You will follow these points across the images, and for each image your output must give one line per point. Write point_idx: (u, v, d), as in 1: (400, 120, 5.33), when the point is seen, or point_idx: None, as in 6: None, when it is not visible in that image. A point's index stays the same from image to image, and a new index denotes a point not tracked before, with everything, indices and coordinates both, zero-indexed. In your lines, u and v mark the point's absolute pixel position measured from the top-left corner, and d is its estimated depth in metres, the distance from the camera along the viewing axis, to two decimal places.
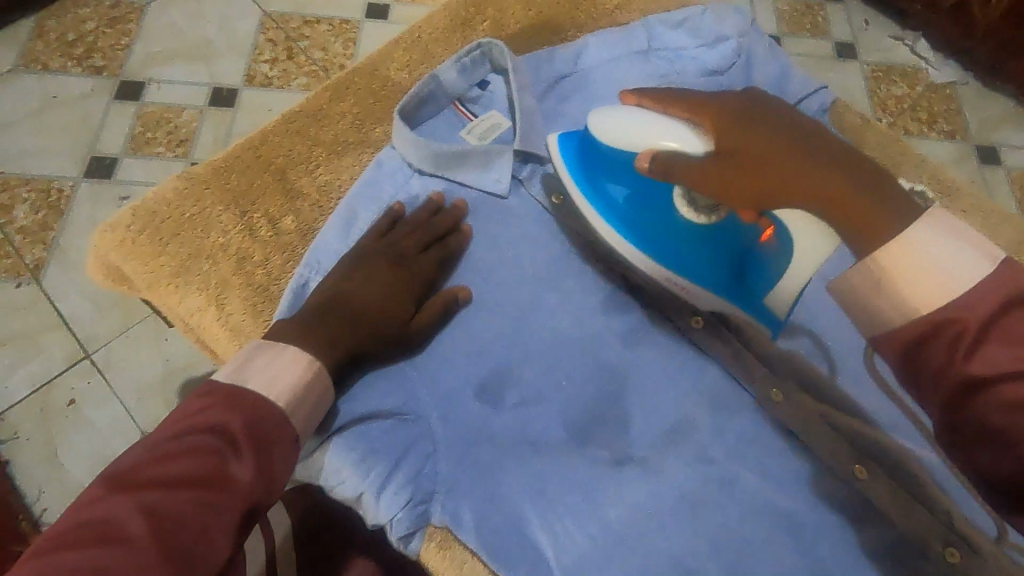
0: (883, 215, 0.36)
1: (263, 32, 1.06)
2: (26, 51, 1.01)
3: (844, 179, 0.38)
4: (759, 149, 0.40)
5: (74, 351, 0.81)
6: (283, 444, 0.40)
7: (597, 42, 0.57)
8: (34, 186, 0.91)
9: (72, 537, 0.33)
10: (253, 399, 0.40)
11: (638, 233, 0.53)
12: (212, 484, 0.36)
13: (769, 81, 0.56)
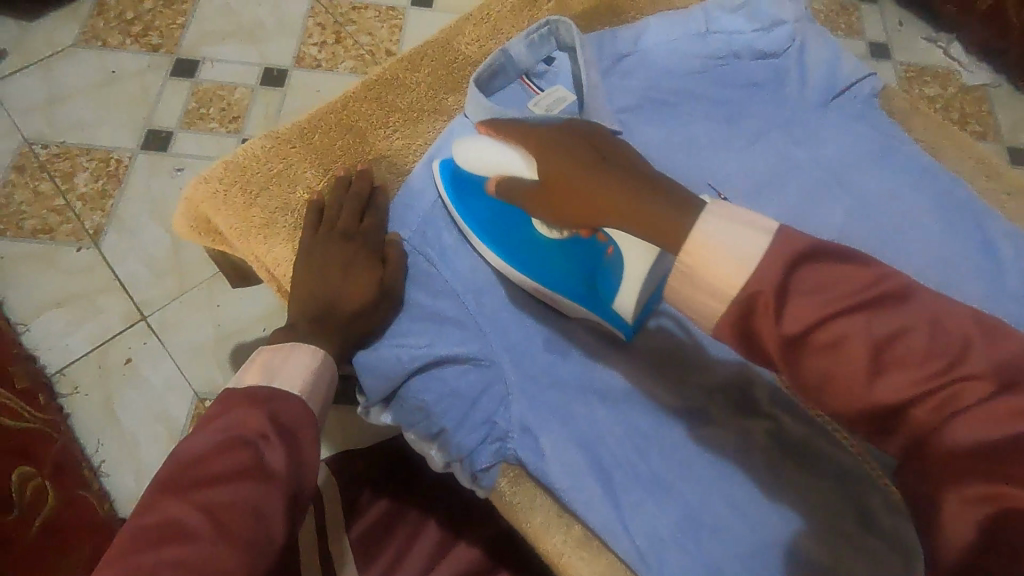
0: (656, 211, 0.34)
1: (312, 16, 1.09)
2: (87, 27, 1.04)
3: (601, 183, 0.36)
4: (568, 165, 0.39)
5: (130, 313, 0.85)
6: (308, 428, 0.41)
7: (656, 25, 0.59)
8: (94, 156, 0.94)
9: (134, 552, 0.32)
10: (272, 392, 0.41)
11: (499, 247, 0.49)
12: (254, 477, 0.36)
13: (822, 63, 0.57)
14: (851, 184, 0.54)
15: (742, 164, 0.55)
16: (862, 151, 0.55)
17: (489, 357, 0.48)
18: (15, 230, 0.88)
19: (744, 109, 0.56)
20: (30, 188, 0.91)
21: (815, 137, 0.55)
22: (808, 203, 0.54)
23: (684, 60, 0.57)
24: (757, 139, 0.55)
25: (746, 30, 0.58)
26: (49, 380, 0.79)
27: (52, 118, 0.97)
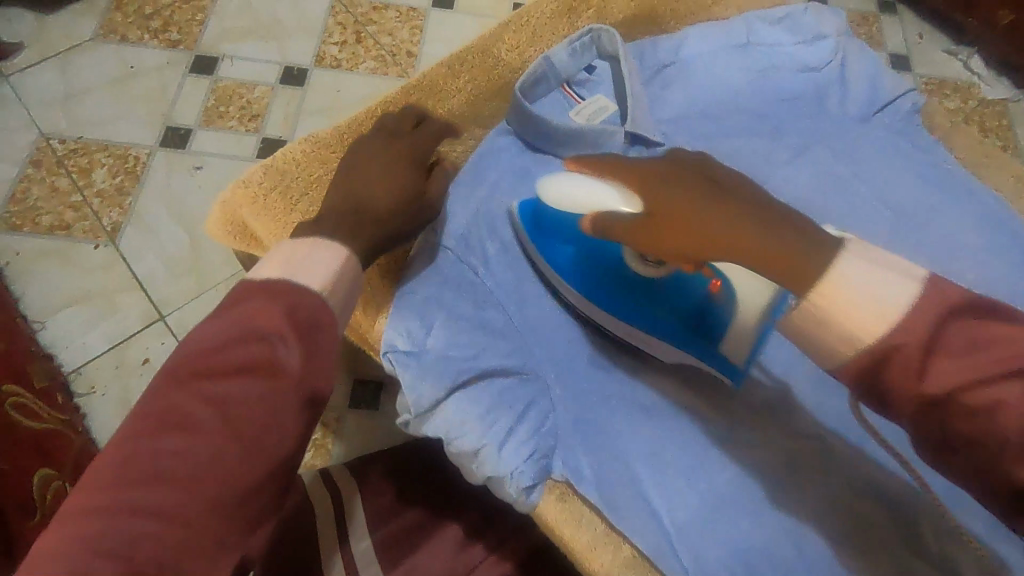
0: (800, 254, 0.36)
1: (333, 15, 1.09)
2: (106, 21, 1.03)
3: (724, 228, 0.38)
4: (674, 206, 0.40)
5: (149, 313, 0.84)
6: (330, 332, 0.40)
7: (698, 34, 0.58)
8: (112, 153, 0.93)
9: (150, 434, 0.35)
10: (289, 286, 0.39)
11: (592, 290, 0.52)
12: (264, 374, 0.37)
13: (864, 79, 0.57)
14: (895, 203, 0.53)
15: (786, 179, 0.54)
16: (904, 170, 0.54)
17: (531, 370, 0.50)
18: (31, 226, 0.87)
19: (784, 124, 0.56)
20: (47, 184, 0.90)
21: (857, 154, 0.55)
22: (852, 222, 0.53)
23: (725, 72, 0.57)
24: (799, 155, 0.55)
25: (788, 43, 0.57)
26: (66, 378, 0.78)
27: (69, 113, 0.96)
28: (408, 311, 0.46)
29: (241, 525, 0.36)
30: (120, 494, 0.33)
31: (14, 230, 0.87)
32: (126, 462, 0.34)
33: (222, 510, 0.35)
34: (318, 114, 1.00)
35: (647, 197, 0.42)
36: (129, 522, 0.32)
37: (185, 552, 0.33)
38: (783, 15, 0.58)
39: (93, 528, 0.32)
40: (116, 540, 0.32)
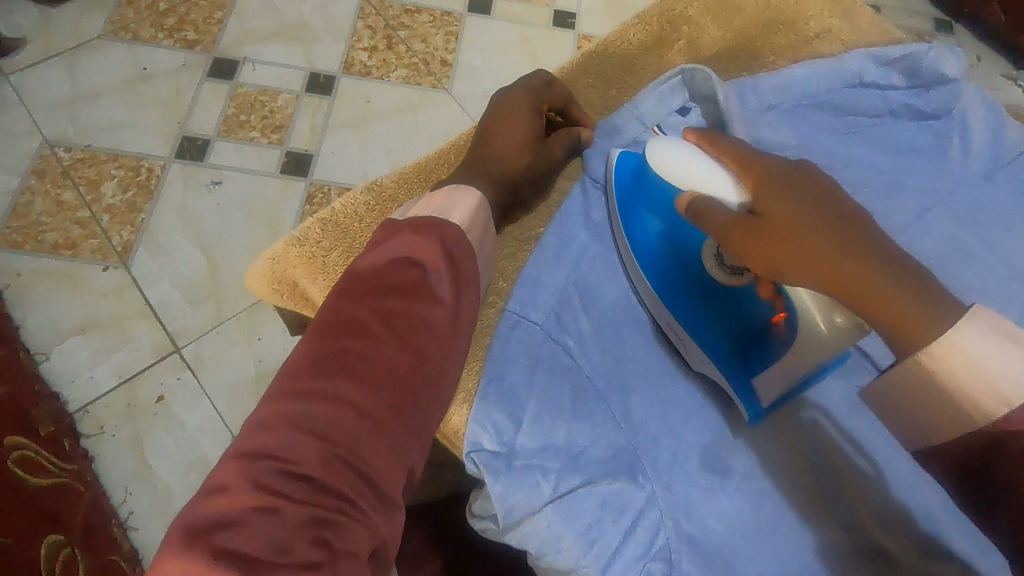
0: (906, 300, 0.35)
1: (362, 18, 1.01)
2: (116, 17, 0.95)
3: (859, 264, 0.36)
4: (826, 225, 0.38)
5: (163, 344, 0.77)
6: (441, 285, 0.41)
7: (806, 70, 0.51)
8: (123, 164, 0.86)
9: (326, 349, 0.36)
10: (432, 220, 0.43)
11: (659, 279, 0.52)
12: (424, 296, 0.40)
13: (985, 129, 0.51)
14: None
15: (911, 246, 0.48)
16: None
17: (640, 475, 0.47)
18: (34, 244, 0.80)
19: (905, 177, 0.50)
20: (51, 197, 0.83)
21: (987, 216, 0.49)
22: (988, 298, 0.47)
23: (832, 117, 0.51)
24: (922, 216, 0.49)
25: (900, 85, 0.52)
26: (73, 418, 0.72)
27: (76, 118, 0.88)
28: (501, 405, 0.46)
29: (382, 470, 0.34)
30: (256, 442, 0.33)
31: (15, 248, 0.79)
32: (262, 415, 0.34)
33: (359, 451, 0.34)
34: (347, 125, 0.93)
35: (782, 211, 0.40)
36: (274, 461, 0.32)
37: (332, 496, 0.32)
38: (904, 50, 0.51)
39: (245, 472, 0.32)
40: (265, 480, 0.31)
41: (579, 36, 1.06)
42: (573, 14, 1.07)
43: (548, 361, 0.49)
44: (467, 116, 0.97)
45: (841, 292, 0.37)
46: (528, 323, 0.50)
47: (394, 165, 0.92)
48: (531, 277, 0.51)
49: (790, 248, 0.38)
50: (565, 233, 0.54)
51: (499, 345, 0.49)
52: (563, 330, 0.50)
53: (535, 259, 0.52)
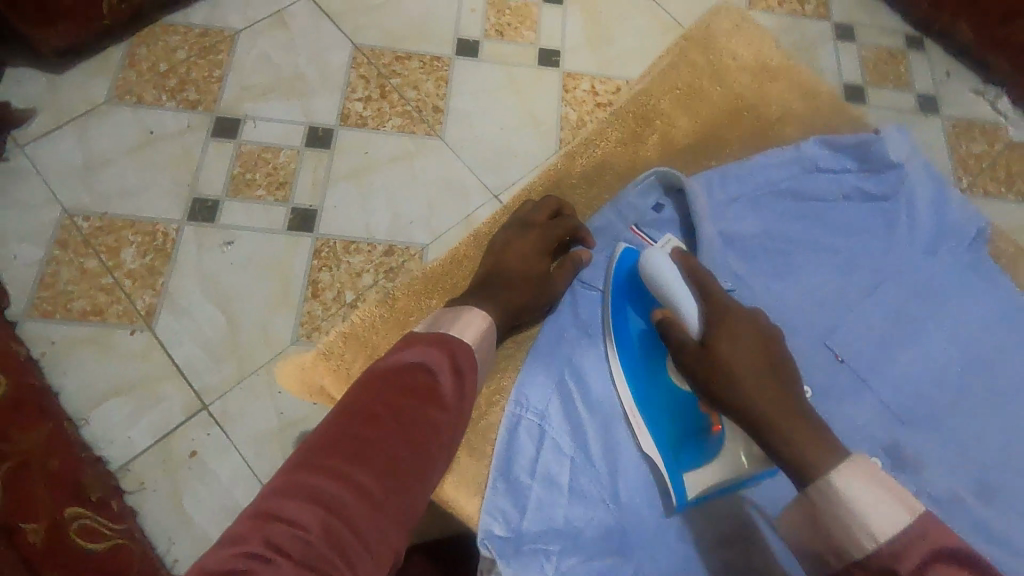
0: (806, 433, 0.51)
1: (355, 68, 1.05)
2: (120, 80, 0.99)
3: (774, 407, 0.52)
4: (761, 373, 0.54)
5: (191, 402, 0.83)
6: (445, 391, 0.51)
7: (771, 161, 0.65)
8: (139, 229, 0.91)
9: (342, 437, 0.47)
10: (443, 336, 0.54)
11: (630, 375, 0.65)
12: (426, 399, 0.50)
13: (930, 206, 0.63)
14: (959, 336, 0.61)
15: (857, 315, 0.61)
16: (969, 302, 0.62)
17: (627, 550, 0.61)
18: (64, 312, 0.86)
19: (854, 256, 0.64)
20: (76, 266, 0.88)
21: (921, 284, 0.62)
22: (920, 351, 0.60)
23: (789, 202, 0.65)
24: (873, 287, 0.62)
25: (855, 169, 0.65)
26: (116, 477, 0.79)
27: (90, 185, 0.93)
28: (509, 496, 0.60)
29: (371, 539, 0.44)
30: (276, 504, 0.43)
31: (46, 317, 0.85)
32: (284, 482, 0.44)
33: (354, 521, 0.43)
34: (347, 178, 0.98)
35: (726, 353, 0.55)
36: (287, 522, 0.42)
37: (322, 557, 0.41)
38: (853, 142, 0.64)
39: (261, 529, 0.41)
40: (272, 537, 0.41)
41: (564, 72, 1.10)
42: (557, 52, 1.11)
43: (547, 450, 0.63)
44: (461, 163, 1.01)
45: (754, 419, 0.53)
46: (529, 413, 0.64)
47: (393, 215, 0.97)
48: (529, 380, 0.65)
49: (734, 385, 0.54)
50: (556, 339, 0.68)
51: (505, 433, 0.63)
52: (558, 418, 0.64)
53: (534, 362, 0.66)
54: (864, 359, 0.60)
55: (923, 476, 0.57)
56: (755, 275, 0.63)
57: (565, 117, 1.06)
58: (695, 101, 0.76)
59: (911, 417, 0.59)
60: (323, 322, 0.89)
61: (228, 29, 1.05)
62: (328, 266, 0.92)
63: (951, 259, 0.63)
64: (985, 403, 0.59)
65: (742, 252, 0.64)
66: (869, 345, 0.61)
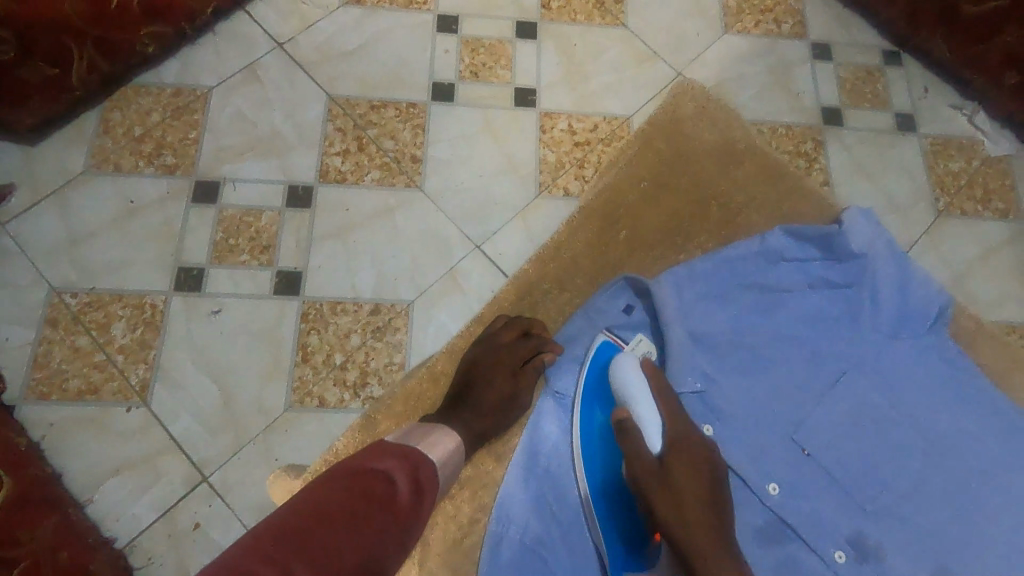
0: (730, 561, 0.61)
1: (331, 120, 1.05)
2: (96, 148, 0.99)
3: (707, 532, 0.62)
4: (706, 508, 0.64)
5: (191, 475, 0.86)
6: (400, 502, 0.55)
7: (740, 254, 0.74)
8: (127, 302, 0.93)
9: (299, 529, 0.50)
10: (413, 453, 0.60)
11: (589, 461, 0.75)
12: (387, 506, 0.54)
13: (894, 291, 0.71)
14: (917, 420, 0.69)
15: (824, 410, 0.70)
16: (930, 390, 0.70)
17: None
18: (60, 392, 0.88)
19: (821, 348, 0.72)
20: (68, 344, 0.90)
21: (884, 373, 0.70)
22: (881, 438, 0.69)
23: (756, 295, 0.74)
24: (838, 381, 0.71)
25: (819, 257, 0.74)
26: (124, 556, 0.82)
27: (75, 261, 0.94)
28: None
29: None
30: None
31: (43, 399, 0.87)
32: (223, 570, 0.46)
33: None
34: (330, 237, 0.99)
35: (679, 478, 0.65)
36: None
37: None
38: (813, 234, 0.73)
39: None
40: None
41: (541, 111, 1.09)
42: (533, 91, 1.10)
43: (525, 553, 0.72)
44: (443, 214, 1.02)
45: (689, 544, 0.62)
46: (513, 527, 0.73)
47: (378, 273, 0.98)
48: (507, 490, 0.74)
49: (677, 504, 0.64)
50: (523, 448, 0.76)
51: (489, 546, 0.73)
52: (534, 522, 0.74)
53: (510, 474, 0.75)
54: (830, 450, 0.69)
55: (884, 564, 0.65)
56: (723, 370, 0.73)
57: (544, 159, 1.06)
58: (660, 191, 0.90)
59: (875, 506, 0.67)
60: (314, 387, 0.91)
61: (201, 86, 1.04)
62: (317, 329, 0.94)
63: (901, 352, 0.71)
64: (944, 486, 0.67)
65: (713, 346, 0.73)
66: (832, 434, 0.70)
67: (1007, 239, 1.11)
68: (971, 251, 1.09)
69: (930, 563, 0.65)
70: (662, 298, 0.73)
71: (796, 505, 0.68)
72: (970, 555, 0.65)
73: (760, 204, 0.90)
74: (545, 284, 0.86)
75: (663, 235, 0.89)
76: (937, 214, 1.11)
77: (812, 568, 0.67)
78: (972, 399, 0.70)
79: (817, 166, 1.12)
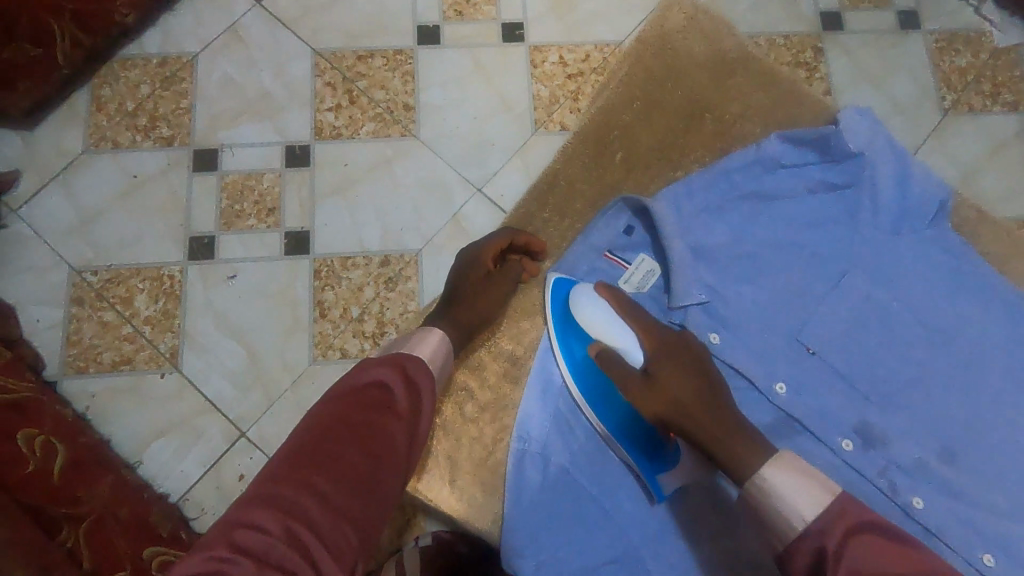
0: (753, 445, 0.64)
1: (319, 75, 1.04)
2: (92, 126, 1.00)
3: (724, 427, 0.65)
4: (702, 397, 0.68)
5: (231, 431, 0.91)
6: (400, 404, 0.61)
7: (734, 163, 0.76)
8: (146, 275, 0.95)
9: (309, 446, 0.56)
10: (399, 357, 0.65)
11: (588, 394, 0.76)
12: (385, 410, 0.59)
13: (893, 184, 0.72)
14: (920, 309, 0.71)
15: (828, 309, 0.72)
16: (932, 281, 0.72)
17: (620, 540, 0.75)
18: (95, 365, 0.92)
19: (823, 251, 0.74)
20: (96, 320, 0.94)
21: (887, 268, 0.72)
22: (886, 333, 0.71)
23: (753, 204, 0.76)
24: (840, 281, 0.73)
25: (816, 161, 0.75)
26: (180, 508, 0.88)
27: (89, 240, 0.96)
28: (523, 515, 0.75)
29: (332, 538, 0.51)
30: (243, 514, 0.51)
31: (82, 372, 0.92)
32: (252, 496, 0.53)
33: (315, 523, 0.51)
34: (333, 194, 1.00)
35: (671, 380, 0.69)
36: (251, 529, 0.50)
37: (282, 555, 0.49)
38: (808, 135, 0.74)
39: (227, 535, 0.50)
40: (238, 540, 0.49)
41: (530, 46, 1.07)
42: (520, 24, 1.07)
43: (547, 466, 0.77)
44: (441, 161, 1.02)
45: (715, 449, 0.65)
46: (532, 444, 0.78)
47: (384, 225, 0.99)
48: (524, 408, 0.78)
49: (677, 411, 0.68)
50: (535, 368, 0.79)
51: (512, 463, 0.77)
52: (554, 436, 0.78)
53: (525, 393, 0.79)
54: (831, 346, 0.72)
55: (888, 450, 0.69)
56: (723, 281, 0.75)
57: (537, 95, 1.04)
58: (655, 111, 0.90)
59: (880, 397, 0.70)
60: (334, 339, 0.94)
61: (185, 53, 1.03)
62: (331, 284, 0.96)
63: (902, 248, 0.72)
64: (949, 374, 0.70)
65: (714, 257, 0.75)
66: (836, 333, 0.72)
67: (1017, 132, 1.09)
68: (979, 148, 1.07)
69: (936, 448, 0.69)
70: (660, 209, 0.74)
71: (799, 402, 0.72)
72: (972, 435, 0.68)
73: (756, 114, 0.89)
74: (547, 216, 0.87)
75: (660, 153, 0.89)
76: (944, 113, 1.08)
77: (822, 459, 0.71)
78: (970, 288, 0.72)
79: (818, 75, 1.09)
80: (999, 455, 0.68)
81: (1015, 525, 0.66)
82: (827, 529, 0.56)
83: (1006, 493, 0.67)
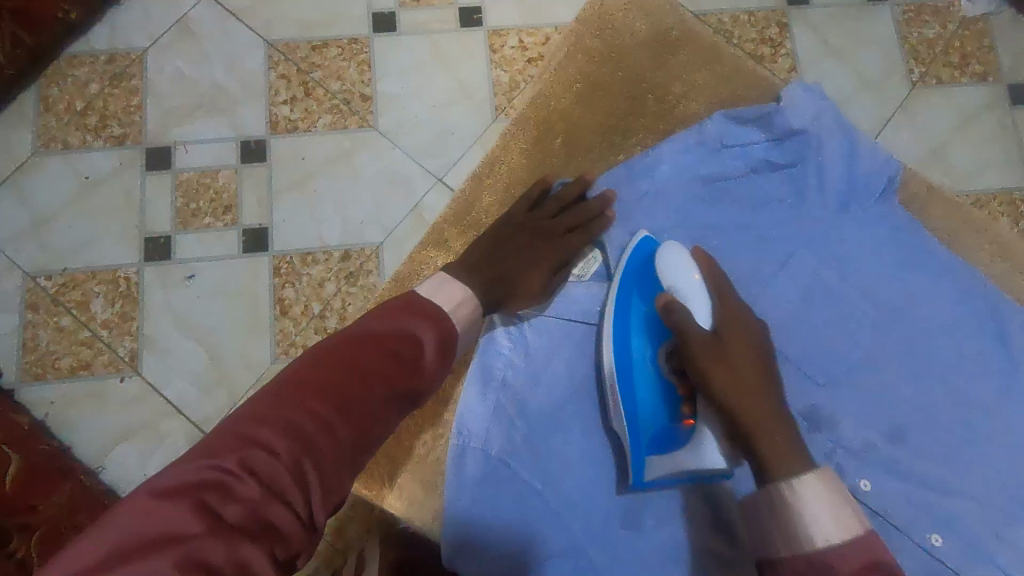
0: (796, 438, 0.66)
1: (273, 67, 1.01)
2: (40, 127, 0.97)
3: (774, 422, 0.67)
4: (763, 384, 0.69)
5: (193, 433, 0.90)
6: (429, 368, 0.59)
7: (671, 148, 0.81)
8: (102, 279, 0.94)
9: (330, 379, 0.55)
10: (439, 317, 0.63)
11: (620, 339, 0.77)
12: (415, 369, 0.58)
13: (836, 159, 0.77)
14: (866, 284, 0.76)
15: (773, 290, 0.77)
16: (878, 259, 0.76)
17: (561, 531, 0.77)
18: (53, 371, 0.91)
19: (767, 233, 0.78)
20: (52, 326, 0.92)
21: (834, 249, 0.77)
22: (835, 312, 0.76)
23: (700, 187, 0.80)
24: (787, 262, 0.78)
25: (761, 140, 0.79)
26: None
27: (43, 244, 0.94)
28: (465, 509, 0.77)
29: (331, 482, 0.52)
30: (255, 428, 0.51)
31: (39, 380, 0.90)
32: (265, 412, 0.52)
33: (321, 459, 0.52)
34: (291, 189, 0.98)
35: (736, 354, 0.70)
36: (263, 451, 0.49)
37: (286, 487, 0.49)
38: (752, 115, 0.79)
39: (242, 448, 0.49)
40: (252, 458, 0.49)
41: (489, 30, 1.04)
42: (478, 8, 1.04)
43: (487, 458, 0.79)
44: (400, 151, 1.00)
45: (751, 425, 0.67)
46: (473, 444, 0.79)
47: (343, 220, 0.97)
48: (464, 403, 0.80)
49: (728, 381, 0.69)
50: (474, 358, 0.81)
51: (452, 457, 0.79)
52: (495, 431, 0.79)
53: (464, 386, 0.80)
54: (779, 325, 0.76)
55: (835, 433, 0.73)
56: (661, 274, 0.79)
57: (497, 81, 1.02)
58: (592, 94, 0.97)
59: (829, 379, 0.74)
60: (296, 337, 0.93)
61: (134, 49, 1.00)
62: (291, 281, 0.95)
63: (846, 237, 0.77)
64: (896, 346, 0.74)
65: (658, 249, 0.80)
66: (784, 314, 0.76)
67: (986, 103, 1.07)
68: (947, 121, 1.06)
69: (883, 428, 0.73)
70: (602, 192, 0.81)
71: None
72: (918, 414, 0.73)
73: (692, 94, 0.96)
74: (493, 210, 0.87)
75: (601, 134, 0.96)
76: (911, 86, 1.07)
77: None
78: (914, 274, 0.76)
79: (783, 52, 1.07)
80: (941, 432, 0.72)
81: (957, 502, 0.70)
82: (846, 555, 0.57)
83: (951, 469, 0.71)
